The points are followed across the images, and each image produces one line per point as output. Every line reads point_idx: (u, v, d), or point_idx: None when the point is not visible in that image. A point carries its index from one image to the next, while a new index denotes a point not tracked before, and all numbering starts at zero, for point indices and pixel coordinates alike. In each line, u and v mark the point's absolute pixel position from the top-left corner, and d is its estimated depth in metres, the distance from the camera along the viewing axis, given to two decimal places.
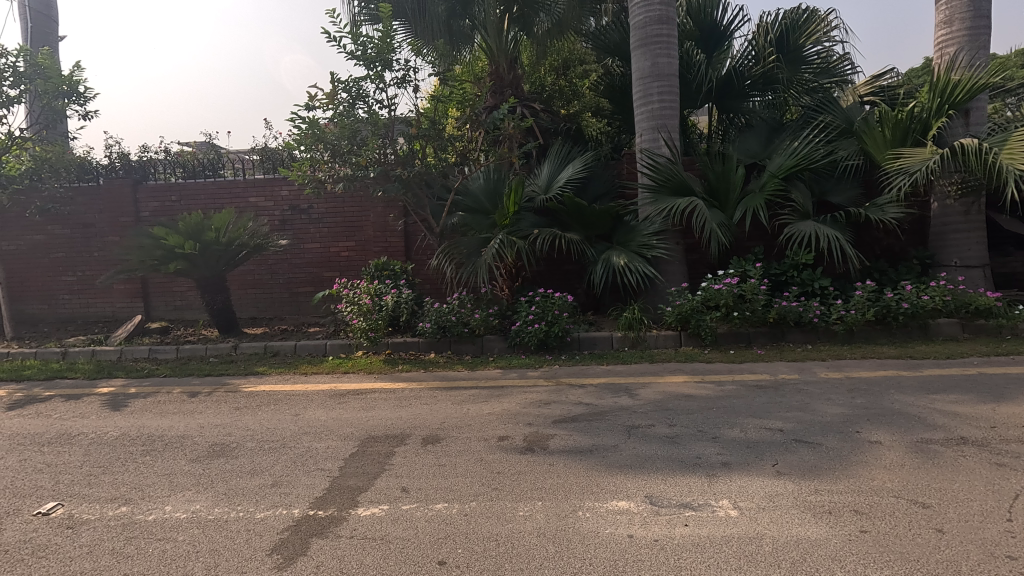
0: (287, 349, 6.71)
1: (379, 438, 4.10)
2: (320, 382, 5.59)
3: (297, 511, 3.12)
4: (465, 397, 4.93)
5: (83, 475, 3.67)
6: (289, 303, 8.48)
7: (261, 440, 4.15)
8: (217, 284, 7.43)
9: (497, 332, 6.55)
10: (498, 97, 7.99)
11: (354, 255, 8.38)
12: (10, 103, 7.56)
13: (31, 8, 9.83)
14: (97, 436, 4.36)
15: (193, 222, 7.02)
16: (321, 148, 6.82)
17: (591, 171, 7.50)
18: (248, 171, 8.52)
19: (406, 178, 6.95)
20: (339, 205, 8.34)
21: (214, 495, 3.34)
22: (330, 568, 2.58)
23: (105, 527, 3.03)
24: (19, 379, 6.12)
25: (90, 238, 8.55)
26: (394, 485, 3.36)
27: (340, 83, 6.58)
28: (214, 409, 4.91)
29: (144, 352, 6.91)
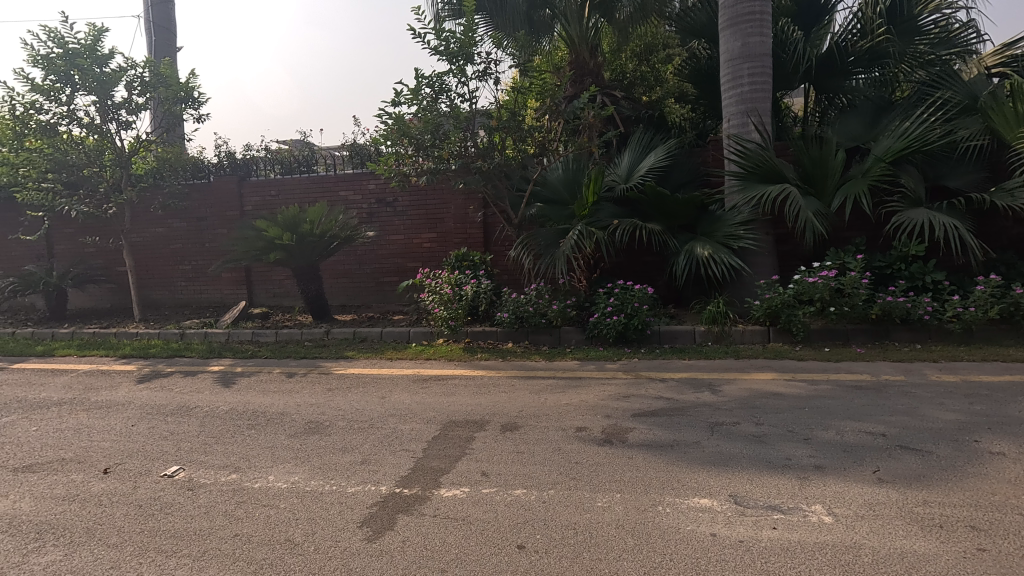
0: (374, 335, 7.06)
1: (460, 423, 4.23)
2: (405, 367, 5.86)
3: (385, 487, 3.30)
4: (542, 387, 4.97)
5: (201, 443, 4.09)
6: (375, 292, 8.91)
7: (351, 420, 4.41)
8: (311, 273, 7.94)
9: (575, 324, 6.52)
10: (577, 86, 7.90)
11: (435, 246, 8.66)
12: (137, 109, 8.46)
13: (153, 23, 10.91)
14: (210, 409, 4.82)
15: (291, 216, 7.55)
16: (406, 143, 7.07)
17: (675, 159, 7.25)
18: (339, 166, 9.01)
19: (486, 170, 7.06)
20: (422, 198, 8.63)
21: (310, 469, 3.60)
22: (415, 544, 2.71)
23: (219, 491, 3.36)
24: (147, 356, 6.88)
25: (202, 230, 9.42)
26: (474, 469, 3.47)
27: (423, 78, 6.77)
28: (309, 389, 5.28)
29: (248, 335, 7.54)
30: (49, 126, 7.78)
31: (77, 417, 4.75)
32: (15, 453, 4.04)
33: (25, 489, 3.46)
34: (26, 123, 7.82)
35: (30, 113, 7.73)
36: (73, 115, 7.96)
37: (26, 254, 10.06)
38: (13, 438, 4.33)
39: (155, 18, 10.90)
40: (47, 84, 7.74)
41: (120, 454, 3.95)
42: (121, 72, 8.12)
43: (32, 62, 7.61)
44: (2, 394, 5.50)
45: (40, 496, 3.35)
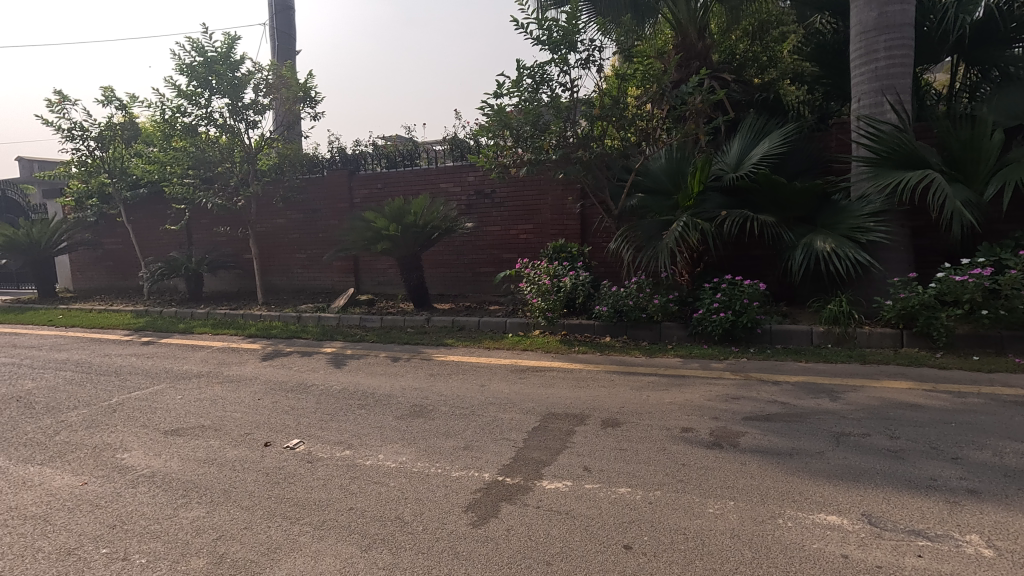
0: (472, 325, 7.22)
1: (560, 416, 4.19)
2: (503, 357, 5.92)
3: (488, 474, 3.35)
4: (643, 384, 4.81)
5: (318, 420, 4.38)
6: (472, 282, 9.10)
7: (453, 406, 4.52)
8: (413, 263, 8.26)
9: (677, 320, 6.26)
10: (684, 70, 7.48)
11: (531, 238, 8.68)
12: (262, 110, 9.24)
13: (277, 30, 11.81)
14: (325, 388, 5.17)
15: (397, 207, 7.92)
16: (506, 135, 7.12)
17: (793, 145, 6.70)
18: (440, 160, 9.28)
19: (586, 160, 6.97)
20: (519, 190, 8.66)
21: (417, 450, 3.73)
22: (519, 534, 2.72)
23: (334, 466, 3.56)
24: (269, 336, 7.51)
25: (316, 222, 10.10)
26: (576, 463, 3.41)
27: (526, 69, 6.76)
28: (413, 373, 5.50)
29: (357, 320, 8.00)
30: (190, 127, 8.68)
31: (213, 389, 5.28)
32: (164, 417, 4.57)
33: (173, 450, 3.89)
34: (173, 126, 8.80)
35: (177, 116, 8.69)
36: (210, 117, 8.83)
37: (171, 242, 11.36)
38: (163, 404, 4.90)
39: (278, 25, 11.80)
40: (189, 90, 8.63)
41: (250, 424, 4.33)
42: (250, 75, 8.89)
43: (178, 71, 8.52)
44: (154, 365, 6.26)
45: (185, 458, 3.76)
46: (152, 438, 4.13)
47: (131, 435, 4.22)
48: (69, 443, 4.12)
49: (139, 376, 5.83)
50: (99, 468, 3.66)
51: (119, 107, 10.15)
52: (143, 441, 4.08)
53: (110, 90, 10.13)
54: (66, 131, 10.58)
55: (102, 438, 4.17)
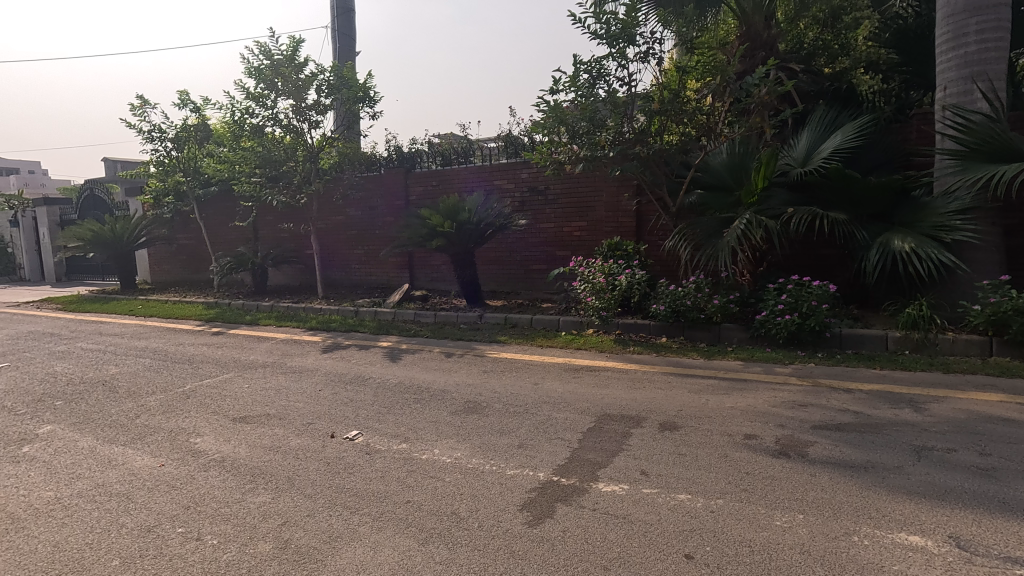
0: (525, 322, 7.22)
1: (615, 417, 4.11)
2: (556, 355, 5.88)
3: (542, 474, 3.32)
4: (702, 387, 4.65)
5: (375, 412, 4.48)
6: (525, 280, 9.09)
7: (507, 403, 4.52)
8: (467, 260, 8.33)
9: (738, 321, 6.02)
10: (749, 61, 7.16)
11: (585, 235, 8.57)
12: (324, 110, 9.55)
13: (338, 32, 12.17)
14: (382, 381, 5.29)
15: (452, 204, 8.02)
16: (562, 131, 7.07)
17: (868, 138, 6.29)
18: (494, 157, 9.30)
19: (645, 156, 6.75)
20: (574, 187, 8.57)
21: (472, 446, 3.75)
22: (575, 536, 2.68)
23: (392, 458, 3.63)
24: (328, 329, 7.77)
25: (374, 218, 10.36)
26: (632, 466, 3.33)
27: (582, 64, 6.67)
28: (467, 369, 5.54)
29: (411, 315, 8.16)
30: (257, 128, 9.09)
31: (277, 379, 5.51)
32: (233, 404, 4.80)
33: (242, 436, 4.08)
34: (242, 126, 9.25)
35: (245, 118, 9.11)
36: (276, 118, 9.21)
37: (239, 237, 11.95)
38: (232, 392, 5.15)
39: (340, 27, 12.15)
40: (257, 92, 9.03)
41: (312, 414, 4.48)
42: (313, 77, 9.20)
43: (248, 74, 8.93)
44: (223, 354, 6.59)
45: (253, 445, 3.93)
46: (222, 424, 4.35)
47: (203, 420, 4.46)
48: (148, 425, 4.39)
49: (210, 365, 6.16)
50: (175, 451, 3.89)
51: (193, 109, 10.76)
52: (213, 427, 4.30)
53: (186, 94, 10.74)
54: (147, 132, 11.30)
55: (178, 422, 4.42)
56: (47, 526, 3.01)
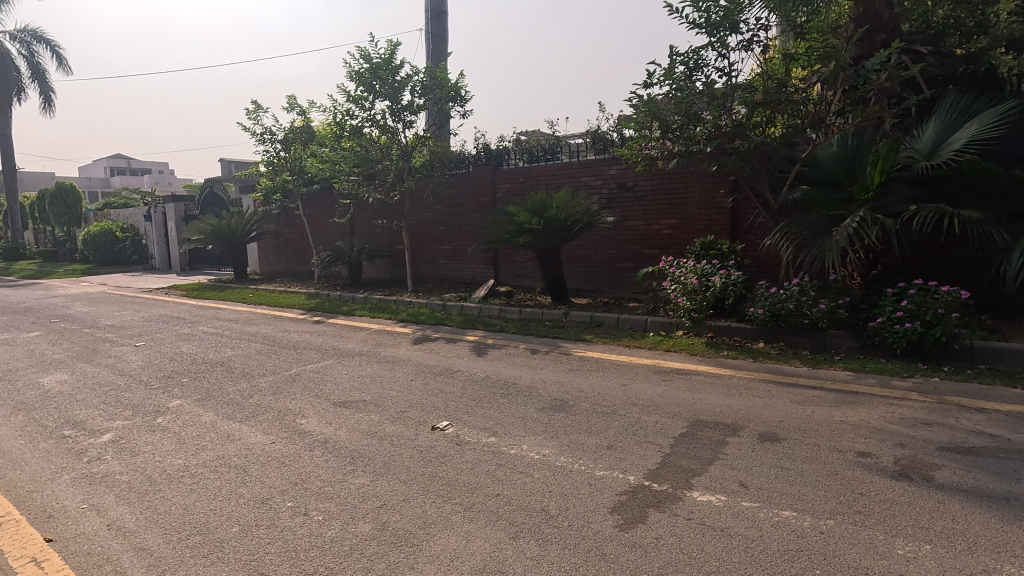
0: (611, 322, 7.10)
1: (709, 423, 3.93)
2: (644, 356, 5.72)
3: (633, 477, 3.24)
4: (806, 398, 4.33)
5: (464, 404, 4.59)
6: (610, 278, 8.94)
7: (595, 403, 4.46)
8: (552, 257, 8.33)
9: (847, 328, 5.57)
10: (866, 45, 6.59)
11: (675, 233, 8.27)
12: (417, 110, 9.91)
13: (431, 34, 12.56)
14: (470, 374, 5.41)
15: (539, 201, 8.03)
16: (654, 126, 6.86)
17: (1011, 126, 5.56)
18: (582, 153, 9.17)
19: (745, 150, 6.40)
20: (664, 183, 8.30)
21: (560, 444, 3.74)
22: (669, 544, 2.59)
23: (481, 451, 3.70)
24: (418, 322, 8.06)
25: (461, 215, 10.61)
26: (729, 477, 3.17)
27: (679, 56, 6.42)
28: (553, 366, 5.54)
29: (496, 311, 8.29)
30: (357, 128, 9.60)
31: (372, 367, 5.80)
32: (333, 389, 5.11)
33: (341, 420, 4.33)
34: (343, 128, 9.79)
35: (346, 119, 9.65)
36: (373, 119, 9.67)
37: (337, 233, 12.70)
38: (332, 378, 5.48)
39: (433, 29, 12.53)
40: (357, 94, 9.52)
41: (405, 403, 4.67)
42: (408, 78, 9.57)
43: (349, 77, 9.44)
44: (323, 342, 7.03)
45: (352, 428, 4.16)
46: (325, 408, 4.64)
47: (308, 403, 4.78)
48: (260, 405, 4.78)
49: (312, 351, 6.60)
50: (284, 430, 4.19)
51: (300, 112, 11.54)
52: (316, 409, 4.59)
53: (293, 98, 11.53)
54: (260, 135, 12.28)
55: (287, 403, 4.78)
56: (178, 490, 3.36)
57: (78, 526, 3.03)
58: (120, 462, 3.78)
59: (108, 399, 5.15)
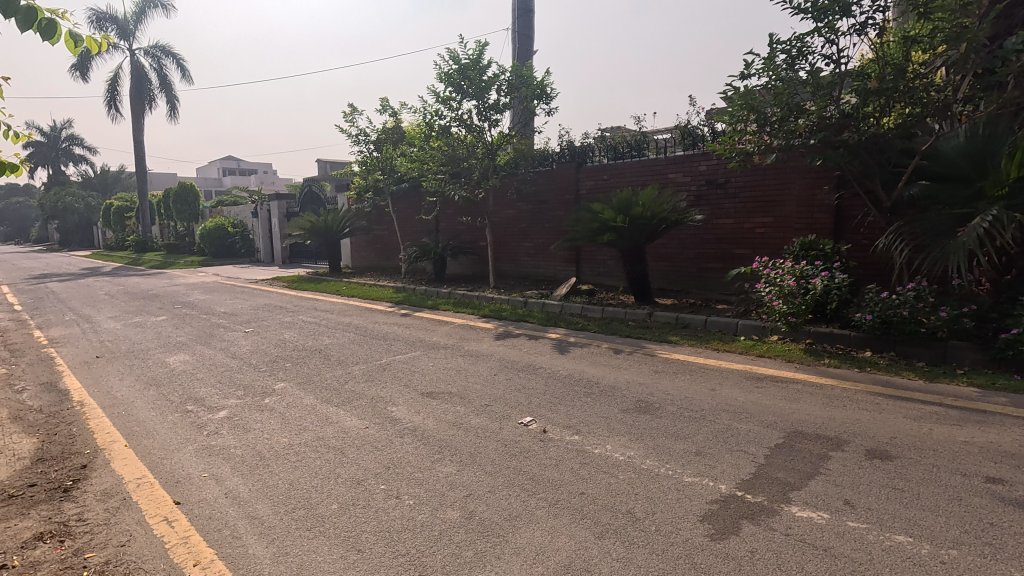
0: (698, 324, 6.85)
1: (808, 435, 3.69)
2: (734, 361, 5.48)
3: (724, 487, 3.11)
4: (922, 414, 3.95)
5: (547, 401, 4.62)
6: (697, 278, 8.61)
7: (681, 407, 4.32)
8: (636, 256, 8.15)
9: (971, 340, 5.02)
10: (1004, 23, 5.89)
11: (770, 232, 7.83)
12: (504, 108, 10.05)
13: (517, 33, 12.67)
14: (552, 371, 5.43)
15: (624, 199, 7.89)
16: (750, 119, 6.52)
17: None
18: (669, 149, 8.89)
19: (854, 143, 5.91)
20: (759, 179, 7.87)
21: (645, 447, 3.66)
22: (766, 559, 2.46)
23: (565, 448, 3.70)
24: (500, 317, 8.18)
25: (544, 213, 10.64)
26: (833, 494, 2.96)
27: (780, 44, 6.06)
28: (636, 367, 5.43)
29: (578, 309, 8.25)
30: (445, 128, 9.88)
31: (457, 360, 5.96)
32: (421, 380, 5.32)
33: (429, 410, 4.49)
34: (432, 127, 10.12)
35: (435, 119, 9.97)
36: (461, 119, 9.93)
37: (424, 230, 13.17)
38: (419, 369, 5.70)
39: (520, 29, 12.63)
40: (446, 95, 9.81)
41: (488, 397, 4.76)
42: (495, 78, 9.73)
43: (439, 79, 9.75)
44: (411, 334, 7.33)
45: (439, 419, 4.30)
46: (413, 397, 4.84)
47: (398, 392, 5.00)
48: (354, 391, 5.07)
49: (400, 342, 6.89)
50: (376, 416, 4.42)
51: (391, 114, 12.08)
52: (405, 398, 4.80)
53: (386, 100, 12.08)
54: (355, 136, 12.98)
55: (379, 391, 5.04)
56: (285, 466, 3.64)
57: (200, 492, 3.36)
58: (234, 437, 4.15)
59: (223, 379, 5.67)
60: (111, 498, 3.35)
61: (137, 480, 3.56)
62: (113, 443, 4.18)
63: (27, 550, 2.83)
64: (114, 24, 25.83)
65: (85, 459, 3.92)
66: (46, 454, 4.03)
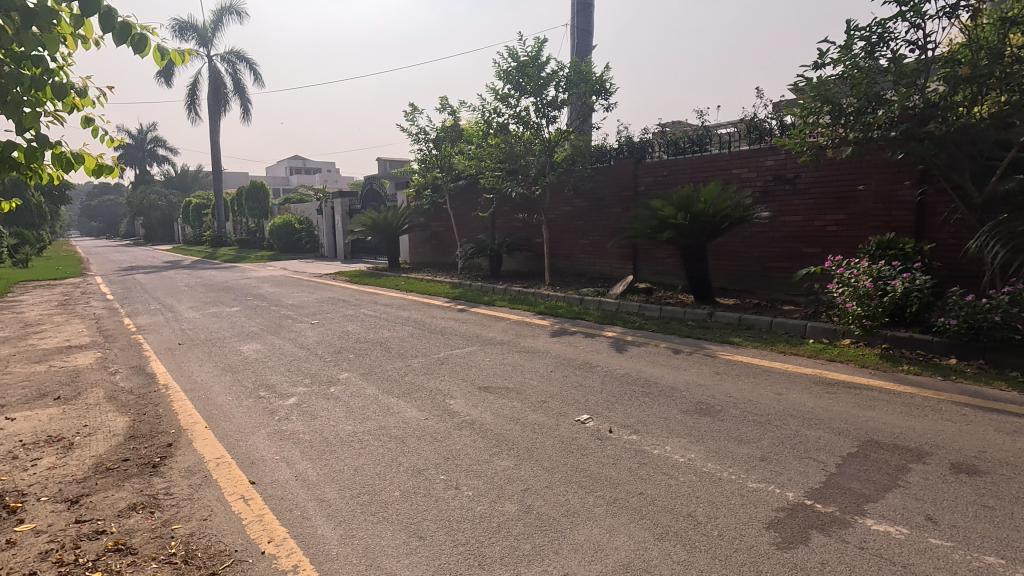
0: (763, 325, 6.59)
1: (885, 445, 3.48)
2: (802, 365, 5.24)
3: (792, 495, 2.98)
4: (1016, 428, 3.64)
5: (605, 399, 4.58)
6: (762, 278, 8.28)
7: (745, 410, 4.18)
8: (697, 254, 7.92)
9: None
10: None
11: (842, 230, 7.43)
12: (562, 105, 10.01)
13: (576, 28, 12.57)
14: (609, 370, 5.38)
15: (685, 195, 7.69)
16: (824, 111, 6.19)
17: None
18: (734, 143, 8.59)
19: (941, 134, 5.46)
20: (832, 174, 7.47)
21: (707, 450, 3.57)
22: (838, 572, 2.35)
23: (623, 447, 3.66)
24: (555, 314, 8.17)
25: (600, 210, 10.53)
26: (913, 508, 2.78)
27: (858, 30, 5.72)
28: (697, 368, 5.30)
29: (635, 308, 8.12)
30: (503, 125, 9.95)
31: (513, 356, 6.01)
32: (478, 374, 5.40)
33: (487, 404, 4.55)
34: (490, 125, 10.22)
35: (494, 117, 10.06)
36: (519, 116, 9.97)
37: (480, 226, 13.32)
38: (476, 363, 5.79)
39: (580, 24, 12.52)
40: (505, 92, 9.88)
41: (544, 393, 4.78)
42: (554, 74, 9.71)
43: (498, 77, 9.83)
44: (468, 329, 7.44)
45: (496, 413, 4.36)
46: (471, 391, 4.92)
47: (456, 385, 5.10)
48: (414, 383, 5.22)
49: (457, 337, 7.02)
50: (435, 408, 4.53)
51: (450, 112, 12.28)
52: (463, 392, 4.89)
53: (445, 99, 12.30)
54: (415, 135, 13.28)
55: (438, 384, 5.16)
56: (350, 452, 3.80)
57: (273, 473, 3.56)
58: (302, 423, 4.36)
59: (292, 367, 5.97)
60: (194, 475, 3.60)
61: (217, 460, 3.81)
62: (195, 425, 4.48)
63: (123, 519, 3.08)
64: (195, 33, 27.56)
65: (171, 438, 4.22)
66: (137, 432, 4.38)
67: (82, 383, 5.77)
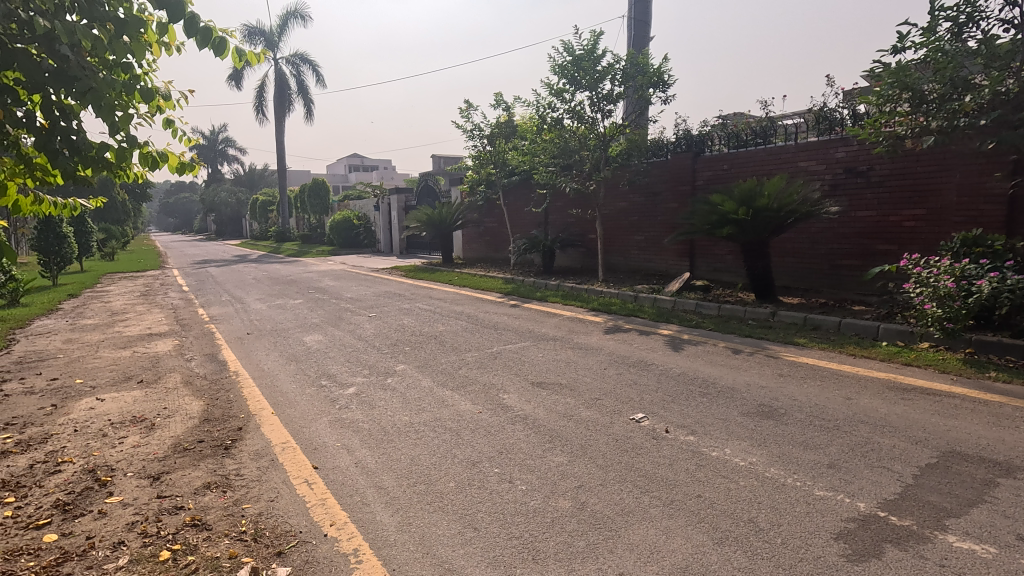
0: (831, 326, 6.26)
1: (969, 457, 3.24)
2: (875, 369, 4.94)
3: (863, 505, 2.83)
4: None
5: (661, 399, 4.48)
6: (830, 276, 7.86)
7: (811, 415, 3.99)
8: (759, 250, 7.61)
9: None
10: None
11: (921, 226, 6.95)
12: (618, 98, 9.85)
13: (633, 19, 12.32)
14: (665, 368, 5.26)
15: (748, 188, 7.40)
16: (903, 98, 5.80)
17: None
18: (801, 134, 8.19)
19: None
20: (909, 166, 7.00)
21: (770, 454, 3.43)
22: None
23: (680, 448, 3.57)
24: (609, 311, 8.07)
25: (656, 205, 10.30)
26: (1002, 527, 2.57)
27: (943, 11, 5.32)
28: (758, 369, 5.10)
29: (693, 305, 7.89)
30: (558, 120, 9.89)
31: (566, 352, 5.98)
32: (531, 370, 5.41)
33: (540, 400, 4.56)
34: (545, 120, 10.17)
35: (548, 111, 10.02)
36: (574, 110, 9.88)
37: (533, 222, 13.31)
38: (529, 359, 5.80)
39: (637, 15, 12.26)
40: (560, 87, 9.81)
41: (598, 391, 4.73)
42: (610, 67, 9.55)
43: (553, 71, 9.77)
44: (520, 325, 7.46)
45: (550, 409, 4.35)
46: (524, 386, 4.94)
47: (509, 380, 5.13)
48: (468, 377, 5.29)
49: (510, 332, 7.05)
50: (489, 402, 4.57)
51: (505, 108, 12.32)
52: (517, 387, 4.91)
53: (500, 95, 12.36)
54: (470, 132, 13.41)
55: (491, 378, 5.21)
56: (406, 442, 3.90)
57: (334, 460, 3.70)
58: (361, 412, 4.51)
59: (351, 358, 6.17)
60: (262, 458, 3.80)
61: (282, 445, 4.00)
62: (262, 410, 4.72)
63: (198, 496, 3.29)
64: (263, 38, 28.92)
65: (241, 423, 4.47)
66: (210, 416, 4.66)
67: (162, 368, 6.18)
